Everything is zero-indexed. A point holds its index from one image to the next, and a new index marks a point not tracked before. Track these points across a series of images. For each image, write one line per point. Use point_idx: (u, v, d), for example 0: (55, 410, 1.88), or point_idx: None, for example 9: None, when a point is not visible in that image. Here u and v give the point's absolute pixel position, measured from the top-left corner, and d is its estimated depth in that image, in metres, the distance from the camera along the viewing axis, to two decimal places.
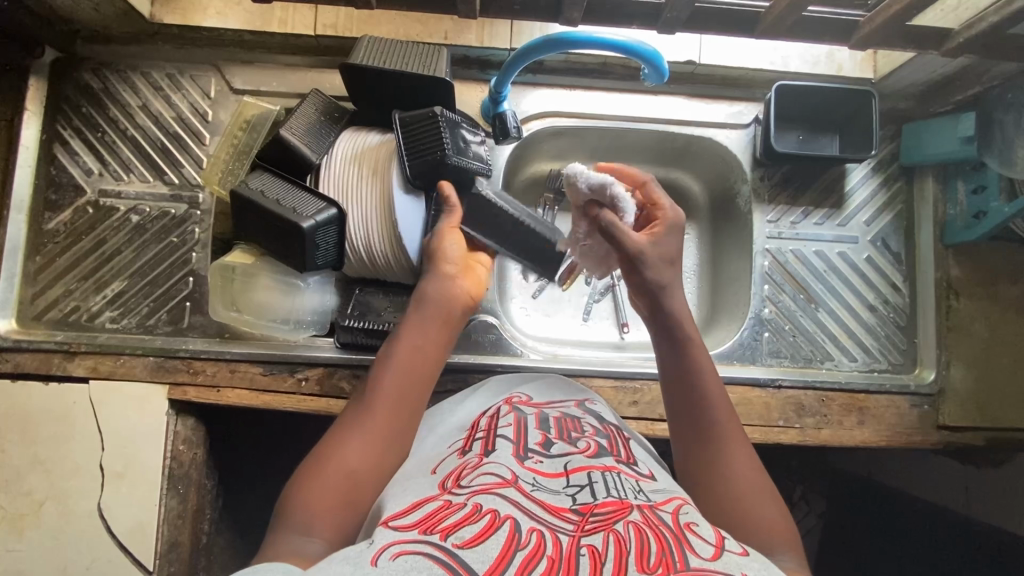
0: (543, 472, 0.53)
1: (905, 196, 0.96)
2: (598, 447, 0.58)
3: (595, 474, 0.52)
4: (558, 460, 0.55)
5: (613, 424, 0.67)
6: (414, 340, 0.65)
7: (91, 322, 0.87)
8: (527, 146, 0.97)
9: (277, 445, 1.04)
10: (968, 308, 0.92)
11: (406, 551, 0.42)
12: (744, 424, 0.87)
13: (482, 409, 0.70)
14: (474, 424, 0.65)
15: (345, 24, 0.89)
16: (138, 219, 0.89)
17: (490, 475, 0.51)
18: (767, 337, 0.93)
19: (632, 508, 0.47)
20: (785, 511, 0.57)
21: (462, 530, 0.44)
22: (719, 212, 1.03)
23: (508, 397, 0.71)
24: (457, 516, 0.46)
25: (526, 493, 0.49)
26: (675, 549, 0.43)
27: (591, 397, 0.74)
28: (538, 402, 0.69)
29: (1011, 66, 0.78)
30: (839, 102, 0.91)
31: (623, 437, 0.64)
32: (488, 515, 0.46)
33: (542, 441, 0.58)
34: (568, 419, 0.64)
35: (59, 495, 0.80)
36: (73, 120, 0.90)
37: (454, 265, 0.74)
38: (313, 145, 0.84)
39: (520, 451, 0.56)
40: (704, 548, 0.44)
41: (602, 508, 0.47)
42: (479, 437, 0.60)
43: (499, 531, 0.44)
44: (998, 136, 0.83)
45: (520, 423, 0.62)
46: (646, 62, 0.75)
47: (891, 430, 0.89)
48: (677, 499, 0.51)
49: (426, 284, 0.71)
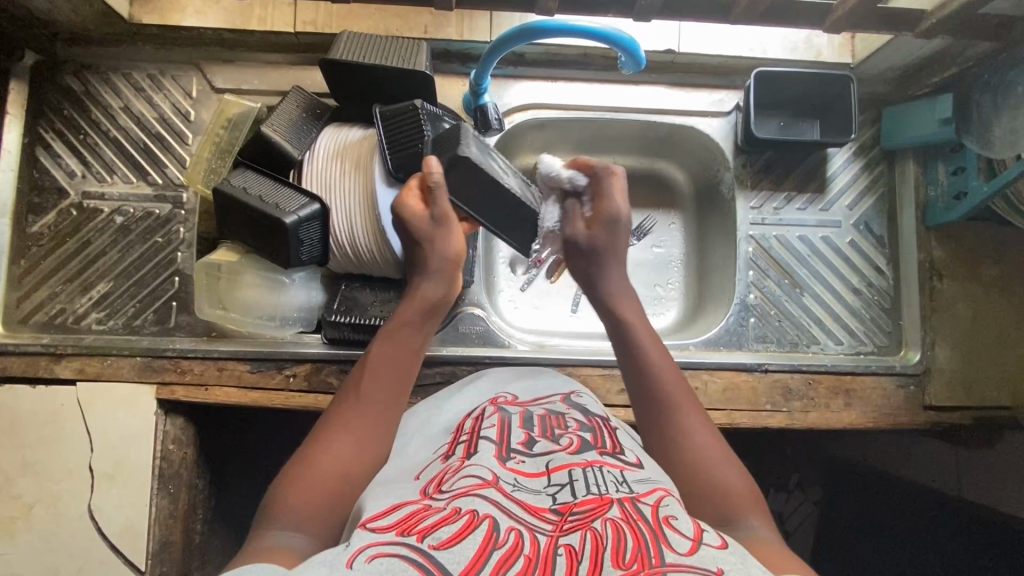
0: (524, 473, 0.53)
1: (887, 179, 0.97)
2: (581, 442, 0.58)
3: (576, 472, 0.52)
4: (540, 459, 0.55)
5: (598, 416, 0.66)
6: (410, 341, 0.67)
7: (77, 323, 0.87)
8: (511, 139, 0.97)
9: (271, 443, 1.05)
10: (951, 289, 0.92)
11: (383, 552, 0.42)
12: (732, 408, 0.88)
13: (468, 411, 0.69)
14: (459, 426, 0.64)
15: (325, 20, 0.89)
16: (122, 220, 0.89)
17: (471, 477, 0.51)
18: (753, 322, 0.93)
19: (612, 503, 0.47)
20: (751, 479, 0.57)
21: (439, 531, 0.44)
22: (703, 200, 1.04)
23: (494, 397, 0.70)
24: (435, 518, 0.46)
25: (507, 494, 0.49)
26: (652, 545, 0.43)
27: (577, 390, 0.73)
28: (524, 401, 0.68)
29: (986, 45, 0.79)
30: (818, 88, 0.91)
31: (609, 428, 0.63)
32: (467, 515, 0.46)
33: (525, 440, 0.58)
34: (553, 416, 0.64)
35: (48, 499, 0.80)
36: (55, 123, 0.89)
37: (455, 265, 0.72)
38: (295, 142, 0.84)
39: (503, 451, 0.56)
40: (680, 543, 0.44)
41: (581, 507, 0.47)
42: (462, 440, 0.60)
43: (478, 530, 0.44)
44: (975, 115, 0.83)
45: (504, 422, 0.62)
46: (623, 49, 0.75)
47: (878, 411, 0.89)
48: (659, 491, 0.51)
49: (427, 287, 0.70)
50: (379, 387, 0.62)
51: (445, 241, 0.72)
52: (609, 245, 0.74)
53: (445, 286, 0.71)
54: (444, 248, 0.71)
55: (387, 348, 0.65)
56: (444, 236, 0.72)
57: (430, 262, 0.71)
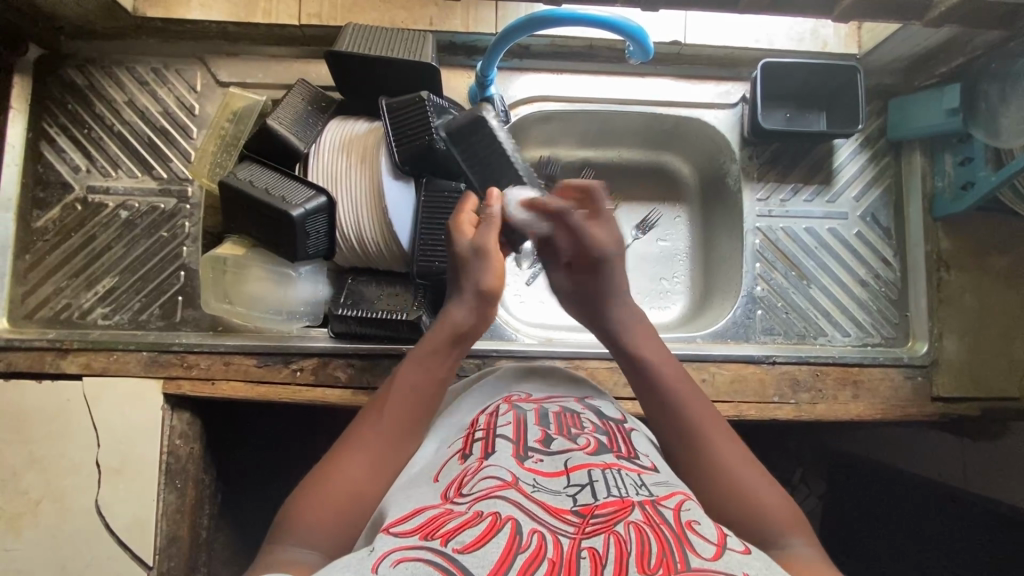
0: (543, 473, 0.52)
1: (894, 170, 0.97)
2: (598, 444, 0.57)
3: (595, 472, 0.52)
4: (558, 458, 0.54)
5: (613, 419, 0.64)
6: (434, 369, 0.65)
7: (83, 319, 0.87)
8: (517, 132, 0.97)
9: (275, 437, 1.04)
10: (959, 280, 0.92)
11: (408, 557, 0.42)
12: (739, 400, 0.87)
13: (481, 408, 0.68)
14: (473, 421, 0.64)
15: (330, 12, 0.89)
16: (127, 215, 0.89)
17: (490, 479, 0.51)
18: (760, 314, 0.93)
19: (633, 506, 0.47)
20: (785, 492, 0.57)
21: (463, 534, 0.44)
22: (709, 192, 1.03)
23: (506, 396, 0.69)
24: (458, 521, 0.46)
25: (527, 495, 0.49)
26: (676, 550, 0.43)
27: (591, 393, 0.71)
28: (538, 398, 0.68)
29: (995, 34, 0.78)
30: (825, 79, 0.91)
31: (623, 431, 0.62)
32: (489, 517, 0.46)
33: (542, 438, 0.57)
34: (568, 414, 0.63)
35: (55, 494, 0.80)
36: (60, 117, 0.89)
37: (490, 299, 0.68)
38: (302, 135, 0.84)
39: (520, 451, 0.55)
40: (705, 547, 0.44)
41: (603, 509, 0.47)
42: (478, 437, 0.59)
43: (501, 533, 0.44)
44: (983, 107, 0.84)
45: (519, 420, 0.61)
46: (631, 38, 0.74)
47: (885, 402, 0.89)
48: (680, 494, 0.51)
49: (454, 313, 0.68)
50: (401, 411, 0.61)
51: (481, 272, 0.68)
52: (597, 291, 0.72)
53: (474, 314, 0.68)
54: (485, 282, 0.68)
55: (410, 373, 0.64)
56: (483, 267, 0.68)
57: (463, 289, 0.69)
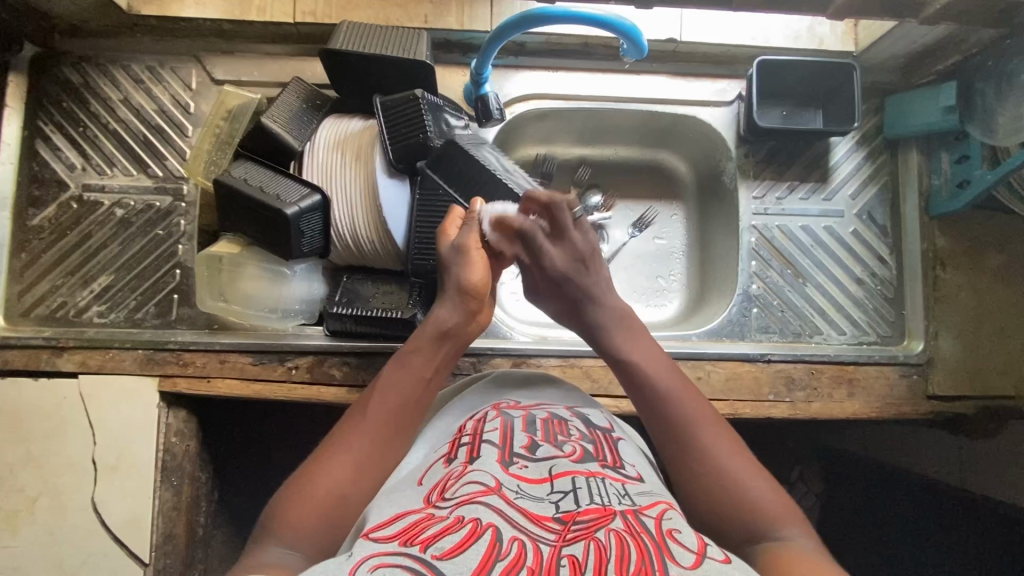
0: (526, 479, 0.52)
1: (891, 168, 0.96)
2: (584, 452, 0.57)
3: (579, 480, 0.52)
4: (543, 464, 0.54)
5: (601, 426, 0.64)
6: (422, 368, 0.66)
7: (79, 317, 0.87)
8: (513, 130, 0.97)
9: (273, 434, 1.05)
10: (955, 278, 0.92)
11: (385, 563, 0.42)
12: (733, 399, 0.87)
13: (472, 412, 0.68)
14: (460, 427, 0.64)
15: (324, 10, 0.89)
16: (122, 213, 0.89)
17: (473, 484, 0.51)
18: (756, 313, 0.93)
19: (615, 515, 0.47)
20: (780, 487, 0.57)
21: (442, 540, 0.44)
22: (706, 190, 1.03)
23: (495, 402, 0.69)
24: (438, 527, 0.46)
25: (510, 502, 0.49)
26: (655, 558, 0.43)
27: (581, 399, 0.71)
28: (526, 404, 0.68)
29: (992, 32, 0.77)
30: (821, 76, 0.91)
31: (610, 441, 0.62)
32: (470, 524, 0.46)
33: (528, 444, 0.58)
34: (556, 421, 0.63)
35: (51, 491, 0.80)
36: (55, 115, 0.89)
37: (479, 300, 0.71)
38: (297, 133, 0.84)
39: (505, 456, 0.55)
40: (684, 555, 0.44)
41: (584, 516, 0.47)
42: (464, 443, 0.59)
43: (481, 540, 0.44)
44: (979, 104, 0.83)
45: (506, 426, 0.61)
46: (624, 36, 0.74)
47: (881, 400, 0.89)
48: (662, 504, 0.51)
49: (442, 314, 0.69)
50: (389, 411, 0.62)
51: (464, 270, 0.71)
52: (571, 302, 0.75)
53: (461, 315, 0.70)
54: (467, 279, 0.70)
55: (398, 373, 0.65)
56: (463, 264, 0.71)
57: (447, 290, 0.71)
